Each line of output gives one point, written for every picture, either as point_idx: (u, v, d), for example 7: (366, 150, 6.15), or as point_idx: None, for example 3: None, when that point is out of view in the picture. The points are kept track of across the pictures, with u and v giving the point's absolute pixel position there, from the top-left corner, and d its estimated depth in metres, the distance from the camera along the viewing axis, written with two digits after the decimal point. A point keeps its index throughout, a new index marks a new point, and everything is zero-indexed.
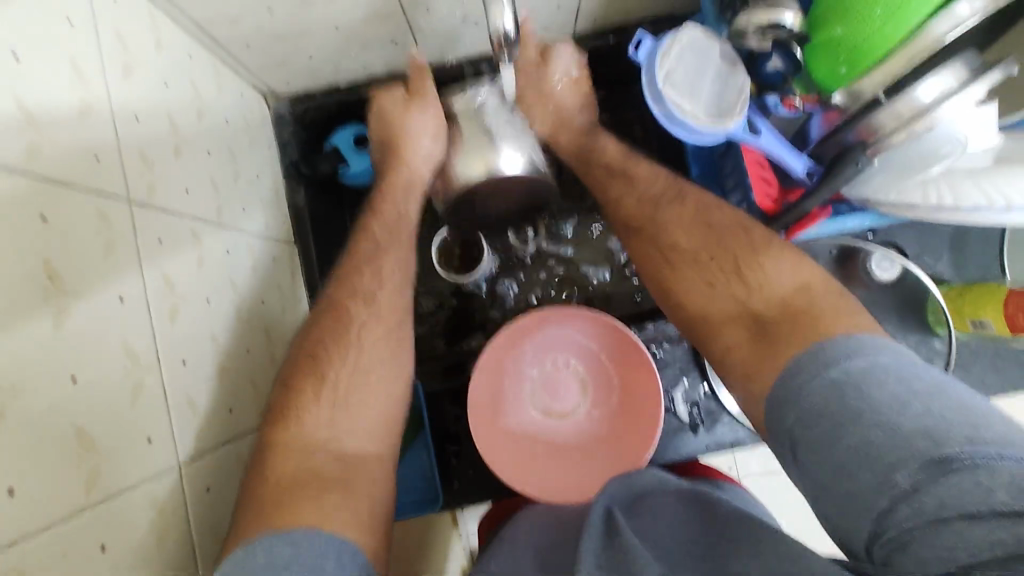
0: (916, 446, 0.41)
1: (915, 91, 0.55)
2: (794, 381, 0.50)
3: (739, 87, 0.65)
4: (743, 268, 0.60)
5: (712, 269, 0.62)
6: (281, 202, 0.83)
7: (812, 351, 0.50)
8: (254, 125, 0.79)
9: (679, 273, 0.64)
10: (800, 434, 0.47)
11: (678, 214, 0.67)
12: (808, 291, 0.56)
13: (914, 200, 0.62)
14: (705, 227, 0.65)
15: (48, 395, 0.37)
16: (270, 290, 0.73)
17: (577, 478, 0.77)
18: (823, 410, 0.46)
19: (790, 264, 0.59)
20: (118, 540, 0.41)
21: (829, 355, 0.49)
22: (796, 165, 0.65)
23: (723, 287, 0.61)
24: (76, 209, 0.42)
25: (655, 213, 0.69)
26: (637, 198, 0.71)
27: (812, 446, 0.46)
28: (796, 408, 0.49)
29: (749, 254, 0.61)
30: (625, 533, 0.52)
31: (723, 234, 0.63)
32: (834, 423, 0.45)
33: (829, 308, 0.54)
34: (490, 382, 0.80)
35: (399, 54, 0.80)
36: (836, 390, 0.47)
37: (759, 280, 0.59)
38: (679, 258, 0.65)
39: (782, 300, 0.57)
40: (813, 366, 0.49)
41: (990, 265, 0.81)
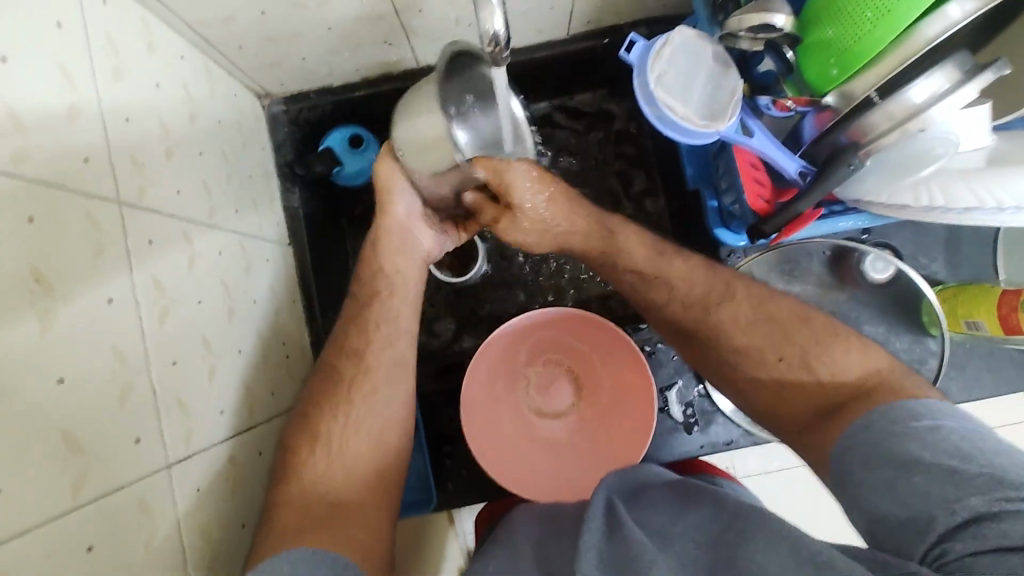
0: (979, 484, 0.43)
1: (909, 92, 0.56)
2: (863, 436, 0.52)
3: (732, 88, 0.64)
4: (810, 353, 0.61)
5: (781, 367, 0.62)
6: (276, 203, 0.83)
7: (881, 410, 0.53)
8: (247, 126, 0.79)
9: (744, 370, 0.64)
10: (864, 474, 0.49)
11: (735, 311, 0.65)
12: (873, 377, 0.58)
13: (905, 201, 0.62)
14: (765, 322, 0.64)
15: (34, 397, 0.37)
16: (267, 292, 0.73)
17: (575, 476, 0.78)
18: (890, 458, 0.49)
19: (855, 348, 0.60)
20: (106, 540, 0.41)
21: (900, 415, 0.52)
22: (789, 166, 0.66)
23: (792, 373, 0.61)
24: (65, 212, 0.42)
25: (708, 317, 0.66)
26: (685, 301, 0.67)
27: (877, 490, 0.48)
28: (864, 453, 0.51)
29: (813, 342, 0.62)
30: (628, 527, 0.51)
31: (787, 325, 0.63)
32: (900, 466, 0.47)
33: (895, 386, 0.56)
34: (486, 379, 0.81)
35: (392, 55, 0.81)
36: (904, 439, 0.49)
37: (828, 368, 0.60)
38: (743, 359, 0.64)
39: (851, 386, 0.58)
40: (885, 421, 0.52)
41: (984, 266, 0.81)
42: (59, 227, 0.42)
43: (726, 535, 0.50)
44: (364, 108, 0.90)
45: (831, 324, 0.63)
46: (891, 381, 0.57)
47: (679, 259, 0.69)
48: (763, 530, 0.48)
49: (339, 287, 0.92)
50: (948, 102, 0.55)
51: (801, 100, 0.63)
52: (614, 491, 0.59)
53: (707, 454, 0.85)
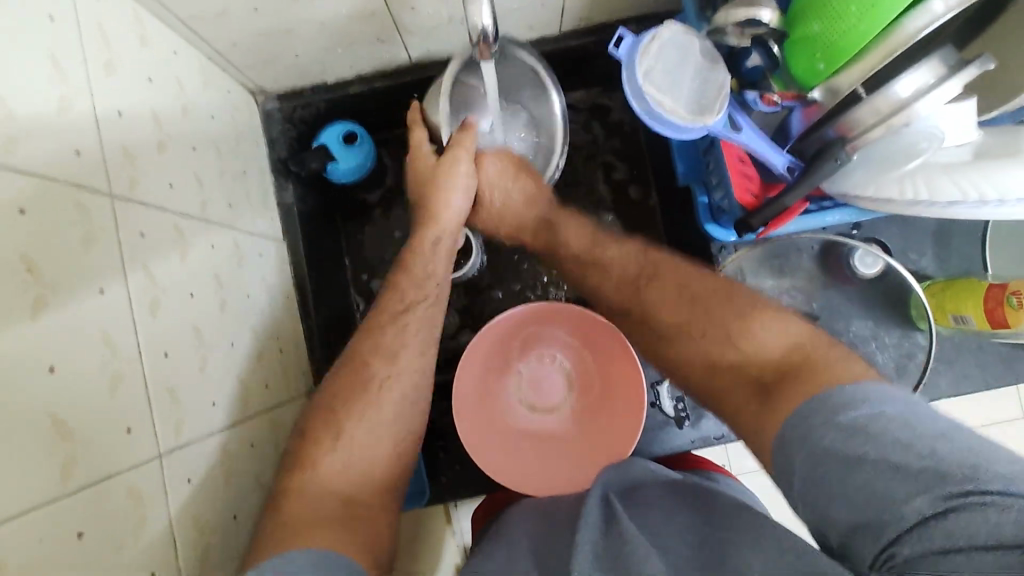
0: (921, 480, 0.38)
1: (894, 87, 0.56)
2: (805, 425, 0.46)
3: (719, 83, 0.65)
4: (732, 330, 0.59)
5: (705, 343, 0.60)
6: (271, 199, 0.84)
7: (818, 398, 0.47)
8: (241, 123, 0.79)
9: (675, 348, 0.63)
10: (807, 473, 0.44)
11: (662, 291, 0.66)
12: (799, 349, 0.54)
13: (891, 194, 0.63)
14: (690, 301, 0.63)
15: (25, 385, 0.37)
16: (259, 287, 0.74)
17: (560, 469, 0.78)
18: (828, 452, 0.43)
19: (777, 320, 0.57)
20: (96, 527, 0.41)
21: (841, 401, 0.46)
22: (777, 160, 0.67)
23: (718, 352, 0.59)
24: (57, 204, 0.43)
25: (639, 297, 0.67)
26: (619, 279, 0.70)
27: (819, 487, 0.43)
28: (805, 446, 0.45)
29: (735, 319, 0.59)
30: (624, 520, 0.52)
31: (709, 300, 0.62)
32: (842, 463, 0.42)
33: (823, 363, 0.51)
34: (480, 374, 0.81)
35: (386, 52, 0.81)
36: (844, 432, 0.43)
37: (748, 343, 0.57)
38: (674, 334, 0.63)
39: (775, 363, 0.54)
40: (820, 409, 0.46)
41: (973, 260, 0.82)
42: (48, 218, 0.42)
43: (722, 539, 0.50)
44: (359, 106, 0.91)
45: (758, 298, 0.61)
46: (815, 358, 0.52)
47: (613, 247, 0.73)
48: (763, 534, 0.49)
49: (333, 283, 0.93)
50: (933, 96, 0.56)
51: (788, 95, 0.64)
52: (602, 489, 0.59)
53: (698, 448, 0.86)
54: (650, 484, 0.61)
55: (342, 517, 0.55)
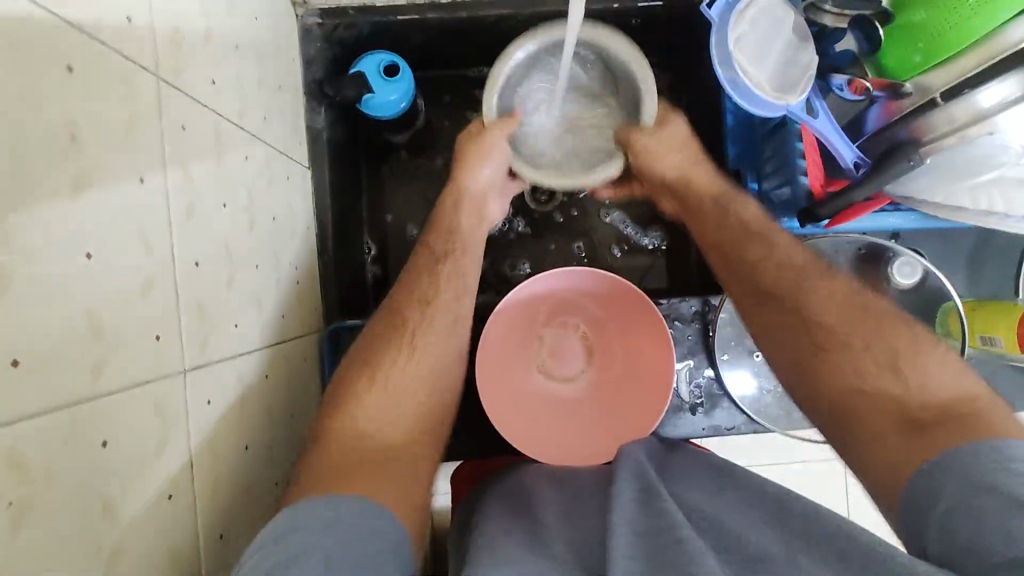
0: None
1: (976, 96, 0.52)
2: (969, 463, 0.46)
3: (806, 64, 0.61)
4: (900, 358, 0.55)
5: (865, 358, 0.56)
6: (301, 121, 0.78)
7: (994, 443, 0.46)
8: (282, 31, 0.73)
9: (828, 355, 0.58)
10: (958, 507, 0.44)
11: (827, 286, 0.62)
12: (970, 403, 0.51)
13: (962, 203, 0.62)
14: (854, 307, 0.60)
15: (60, 267, 0.33)
16: (286, 211, 0.69)
17: (572, 438, 0.76)
18: (995, 490, 0.43)
19: (952, 367, 0.54)
20: (120, 436, 0.37)
21: (1008, 453, 0.45)
22: (845, 154, 0.64)
23: (876, 376, 0.55)
24: (107, 72, 0.38)
25: (800, 282, 0.63)
26: (779, 263, 0.65)
27: (971, 519, 0.43)
28: (965, 472, 0.45)
29: (906, 346, 0.56)
30: (665, 500, 0.50)
31: (882, 319, 0.59)
32: (1010, 505, 0.42)
33: (997, 420, 0.49)
34: (505, 330, 0.78)
35: None
36: (1013, 478, 0.43)
37: (918, 378, 0.54)
38: (827, 338, 0.59)
39: (939, 406, 0.51)
40: (997, 452, 0.46)
41: (1003, 285, 0.82)
42: (96, 79, 0.37)
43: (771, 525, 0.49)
44: (403, 37, 0.85)
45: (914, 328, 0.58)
46: (988, 414, 0.50)
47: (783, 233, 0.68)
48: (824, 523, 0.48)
49: (353, 224, 0.87)
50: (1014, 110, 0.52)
51: (881, 82, 0.60)
52: (643, 459, 0.58)
53: (705, 437, 0.84)
54: (704, 463, 0.61)
55: (366, 459, 0.53)
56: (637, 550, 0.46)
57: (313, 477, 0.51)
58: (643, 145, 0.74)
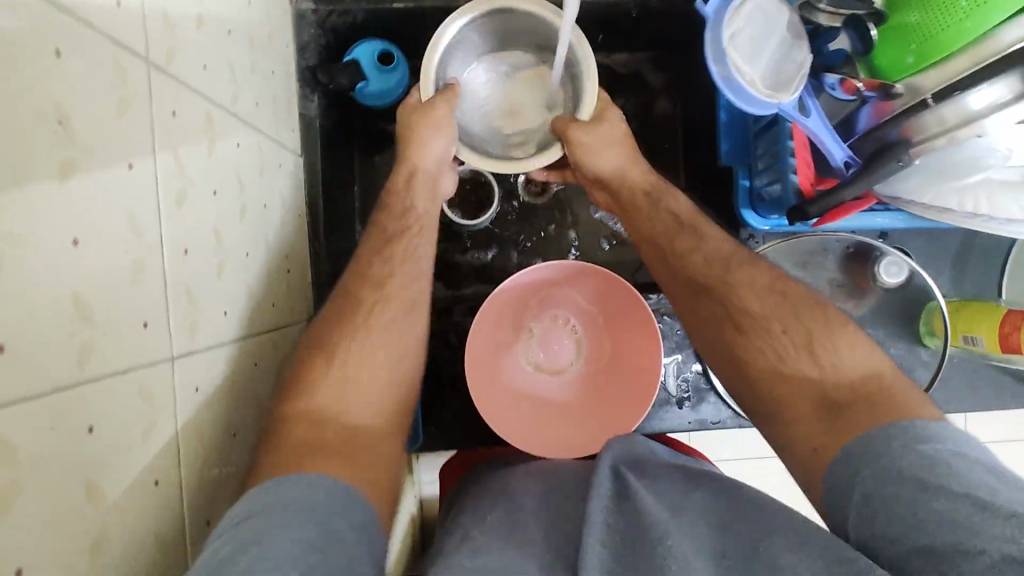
0: (998, 512, 0.41)
1: (967, 98, 0.54)
2: (876, 443, 0.50)
3: (800, 62, 0.61)
4: (816, 341, 0.59)
5: (783, 342, 0.60)
6: (294, 109, 0.77)
7: (898, 424, 0.50)
8: (275, 17, 0.72)
9: (749, 343, 0.62)
10: (876, 492, 0.47)
11: (752, 279, 0.64)
12: (878, 380, 0.56)
13: (949, 205, 0.62)
14: (779, 296, 0.63)
15: (47, 253, 0.33)
16: (277, 199, 0.68)
17: (561, 430, 0.77)
18: (904, 476, 0.46)
19: (861, 346, 0.59)
20: (106, 422, 0.37)
21: (913, 432, 0.49)
22: (836, 152, 0.65)
23: (795, 357, 0.59)
24: (96, 56, 0.37)
25: (728, 274, 0.65)
26: (707, 258, 0.67)
27: (886, 506, 0.46)
28: (878, 462, 0.48)
29: (823, 332, 0.60)
30: (639, 492, 0.52)
31: (799, 304, 0.62)
32: (919, 487, 0.45)
33: (904, 401, 0.53)
34: (497, 322, 0.79)
35: None
36: (923, 462, 0.46)
37: (830, 360, 0.58)
38: (750, 327, 0.62)
39: (850, 384, 0.56)
40: (904, 438, 0.49)
41: (987, 285, 0.83)
42: (84, 61, 0.36)
43: (732, 522, 0.50)
44: (399, 25, 0.84)
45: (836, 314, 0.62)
46: (892, 390, 0.55)
47: (714, 228, 0.70)
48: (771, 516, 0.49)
49: (345, 212, 0.87)
50: (1002, 114, 0.53)
51: (872, 82, 0.60)
52: (617, 459, 0.58)
53: (691, 430, 0.86)
54: (637, 447, 0.62)
55: (351, 443, 0.56)
56: (607, 546, 0.48)
57: (281, 463, 0.51)
58: (580, 140, 0.71)
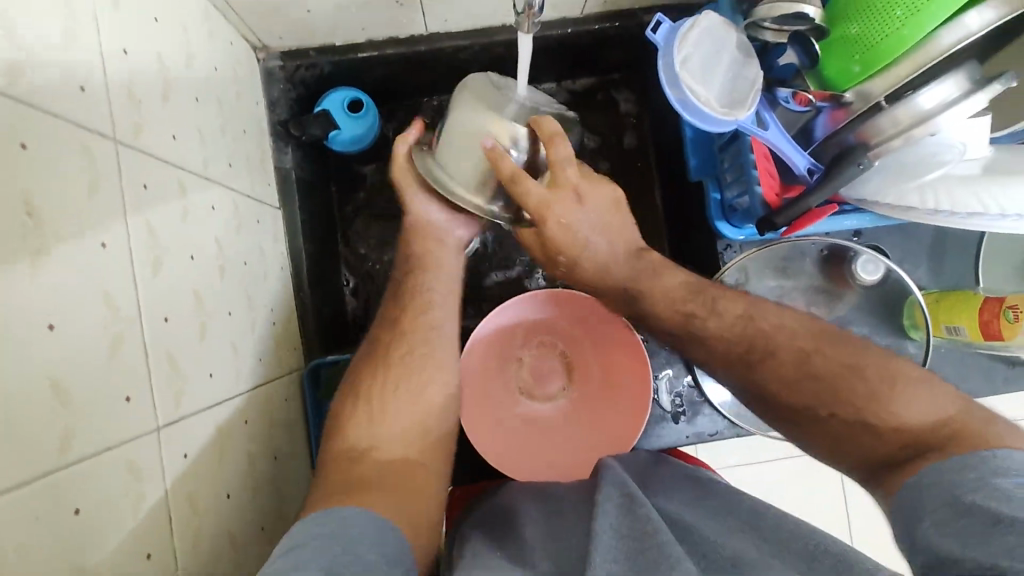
0: None
1: (917, 98, 0.57)
2: (951, 478, 0.47)
3: (751, 78, 0.63)
4: (864, 406, 0.57)
5: (835, 423, 0.59)
6: (269, 163, 0.78)
7: (963, 456, 0.48)
8: (243, 78, 0.74)
9: (801, 426, 0.62)
10: (946, 521, 0.45)
11: (778, 364, 0.63)
12: (947, 425, 0.53)
13: (911, 203, 0.64)
14: (815, 376, 0.61)
15: (24, 341, 0.33)
16: (257, 255, 0.69)
17: (556, 458, 0.77)
18: (977, 509, 0.44)
19: (922, 392, 0.56)
20: (92, 501, 0.37)
21: (991, 464, 0.46)
22: (798, 161, 0.66)
23: (850, 428, 0.58)
24: (62, 145, 0.38)
25: (757, 354, 0.65)
26: (727, 355, 0.67)
27: (959, 540, 0.43)
28: (944, 492, 0.47)
29: (871, 395, 0.57)
30: (646, 504, 0.52)
31: (839, 377, 0.60)
32: (990, 521, 0.42)
33: (971, 437, 0.50)
34: (484, 355, 0.80)
35: (401, 16, 0.76)
36: (998, 494, 0.44)
37: (886, 420, 0.56)
38: (805, 417, 0.61)
39: (920, 438, 0.53)
40: (979, 468, 0.46)
41: (965, 273, 0.84)
42: (50, 151, 0.37)
43: (762, 540, 0.50)
44: (367, 72, 0.86)
45: (895, 364, 0.59)
46: (966, 432, 0.51)
47: (712, 320, 0.68)
48: (804, 538, 0.49)
49: (327, 259, 0.88)
50: (953, 112, 0.56)
51: (822, 93, 0.63)
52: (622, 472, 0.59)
53: (690, 444, 0.86)
54: (685, 474, 0.63)
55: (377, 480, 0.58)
56: (618, 555, 0.47)
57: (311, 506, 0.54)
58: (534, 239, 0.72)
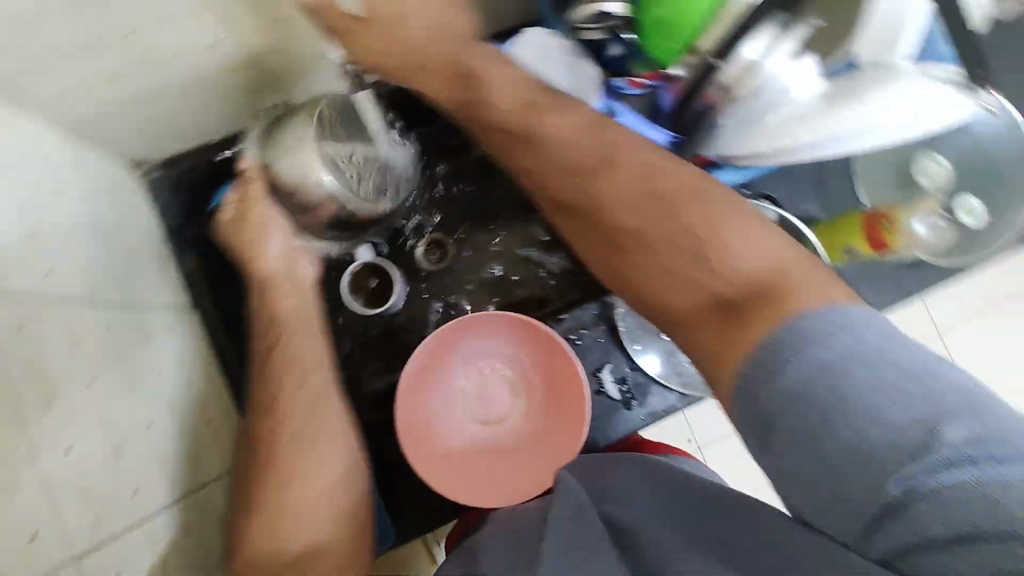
0: (915, 447, 0.39)
1: (741, 54, 0.62)
2: (788, 347, 0.44)
3: (589, 75, 0.71)
4: (703, 243, 0.55)
5: (671, 261, 0.56)
6: (171, 270, 0.80)
7: (804, 315, 0.45)
8: (124, 194, 0.74)
9: (637, 272, 0.59)
10: (782, 420, 0.43)
11: (624, 190, 0.59)
12: (780, 270, 0.51)
13: (761, 149, 0.68)
14: (650, 199, 0.58)
15: None
16: (173, 362, 0.70)
17: (512, 479, 0.79)
18: (813, 394, 0.42)
19: (753, 226, 0.54)
20: None
21: (823, 332, 0.43)
22: (657, 137, 0.72)
23: (676, 259, 0.56)
24: None
25: (584, 193, 0.61)
26: (557, 163, 0.62)
27: (803, 435, 0.42)
28: (789, 363, 0.43)
29: (704, 224, 0.55)
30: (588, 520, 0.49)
31: (675, 199, 0.57)
32: (835, 410, 0.41)
33: (798, 285, 0.48)
34: (419, 389, 0.80)
35: (264, 99, 0.79)
36: (824, 374, 0.42)
37: (721, 260, 0.53)
38: (624, 237, 0.59)
39: (750, 279, 0.51)
40: (814, 336, 0.43)
41: (849, 197, 0.90)
42: None
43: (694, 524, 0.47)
44: None
45: (731, 199, 0.57)
46: (791, 275, 0.49)
47: (604, 180, 0.60)
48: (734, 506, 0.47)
49: None
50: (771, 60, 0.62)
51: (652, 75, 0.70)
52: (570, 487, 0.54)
53: (649, 424, 0.88)
54: (645, 465, 0.56)
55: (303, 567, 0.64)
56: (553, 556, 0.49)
57: None
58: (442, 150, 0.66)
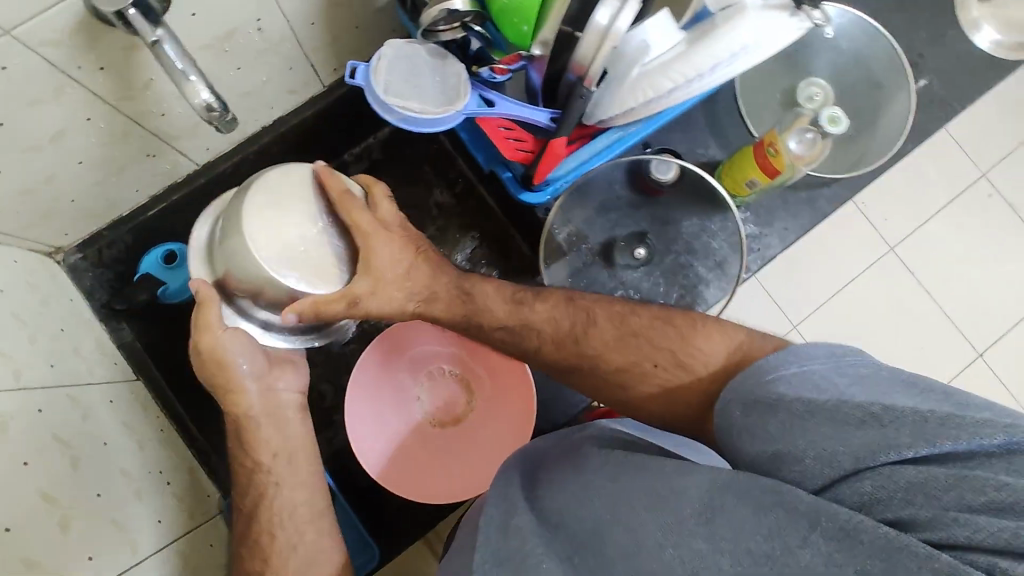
0: (861, 418, 0.44)
1: (596, 19, 0.63)
2: (735, 393, 0.54)
3: (456, 72, 0.72)
4: (678, 350, 0.62)
5: (654, 370, 0.63)
6: (108, 346, 0.83)
7: (755, 367, 0.55)
8: (44, 282, 0.76)
9: (624, 386, 0.65)
10: (747, 421, 0.50)
11: (601, 335, 0.66)
12: (740, 353, 0.59)
13: (631, 104, 0.72)
14: (634, 337, 0.65)
15: None
16: (120, 430, 0.72)
17: (477, 468, 0.82)
18: (757, 404, 0.50)
19: (717, 330, 0.61)
20: None
21: (763, 369, 0.53)
22: (539, 116, 0.73)
23: (671, 377, 0.62)
24: None
25: (580, 348, 0.67)
26: (554, 339, 0.69)
27: (765, 425, 0.48)
28: (740, 402, 0.52)
29: (679, 339, 0.62)
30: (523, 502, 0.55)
31: (650, 332, 0.64)
32: (792, 409, 0.47)
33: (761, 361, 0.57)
34: (370, 400, 0.82)
35: (162, 163, 0.81)
36: (774, 380, 0.51)
37: (697, 362, 0.61)
38: (625, 376, 0.65)
39: (722, 369, 0.59)
40: (758, 377, 0.53)
41: (743, 133, 0.94)
42: None
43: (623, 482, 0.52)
44: (172, 224, 0.90)
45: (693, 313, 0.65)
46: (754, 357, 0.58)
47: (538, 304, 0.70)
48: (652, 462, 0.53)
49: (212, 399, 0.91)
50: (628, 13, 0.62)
51: (512, 58, 0.70)
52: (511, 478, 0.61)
53: None
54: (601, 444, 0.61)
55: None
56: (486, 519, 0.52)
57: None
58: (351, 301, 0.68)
